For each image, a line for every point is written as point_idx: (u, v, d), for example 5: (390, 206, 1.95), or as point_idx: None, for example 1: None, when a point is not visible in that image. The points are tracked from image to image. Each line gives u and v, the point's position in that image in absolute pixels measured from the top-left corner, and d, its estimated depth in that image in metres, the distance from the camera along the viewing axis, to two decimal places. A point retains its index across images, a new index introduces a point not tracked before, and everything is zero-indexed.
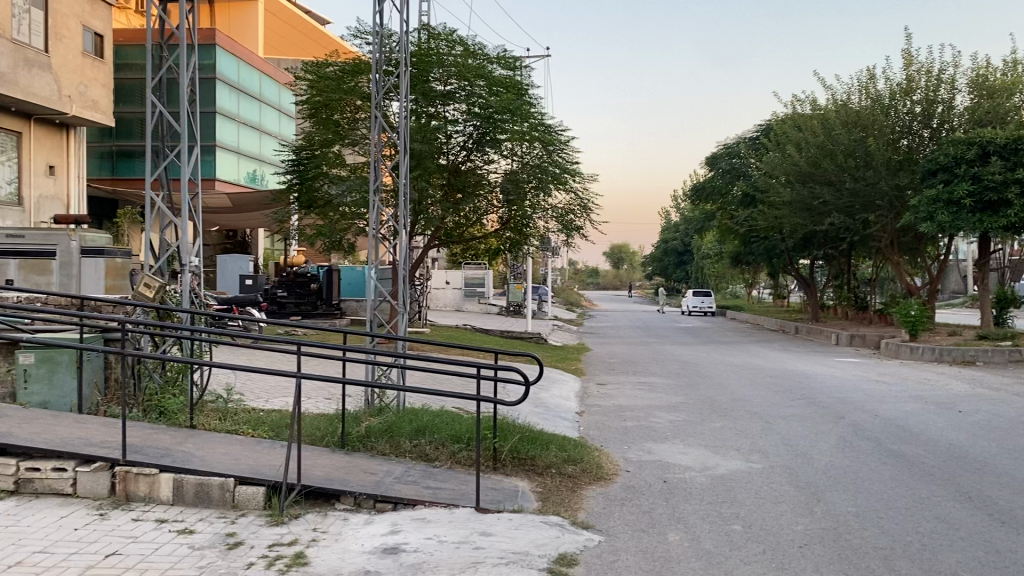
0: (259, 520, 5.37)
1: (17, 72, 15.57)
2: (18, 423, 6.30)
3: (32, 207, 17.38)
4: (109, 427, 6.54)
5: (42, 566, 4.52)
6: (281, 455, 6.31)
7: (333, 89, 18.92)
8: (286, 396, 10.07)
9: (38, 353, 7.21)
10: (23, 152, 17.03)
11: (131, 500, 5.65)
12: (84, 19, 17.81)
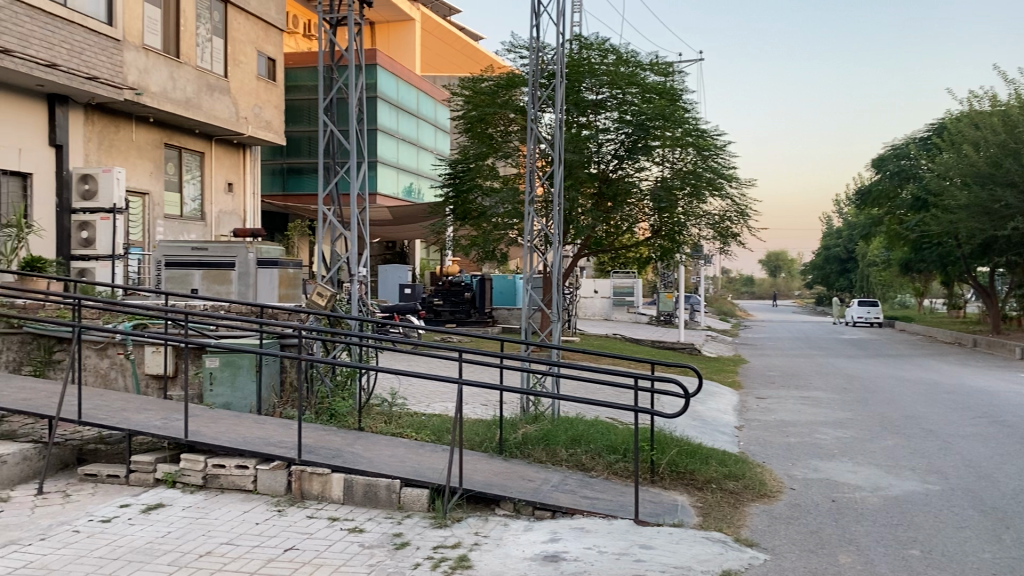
0: (423, 523, 5.54)
1: (202, 97, 16.87)
2: (206, 421, 6.79)
3: (213, 222, 18.73)
4: (286, 427, 6.94)
5: (228, 557, 4.85)
6: (443, 459, 6.49)
7: (487, 103, 19.43)
8: (446, 402, 10.35)
9: (222, 357, 7.78)
10: (206, 171, 18.38)
11: (306, 497, 5.98)
12: (258, 44, 19.06)
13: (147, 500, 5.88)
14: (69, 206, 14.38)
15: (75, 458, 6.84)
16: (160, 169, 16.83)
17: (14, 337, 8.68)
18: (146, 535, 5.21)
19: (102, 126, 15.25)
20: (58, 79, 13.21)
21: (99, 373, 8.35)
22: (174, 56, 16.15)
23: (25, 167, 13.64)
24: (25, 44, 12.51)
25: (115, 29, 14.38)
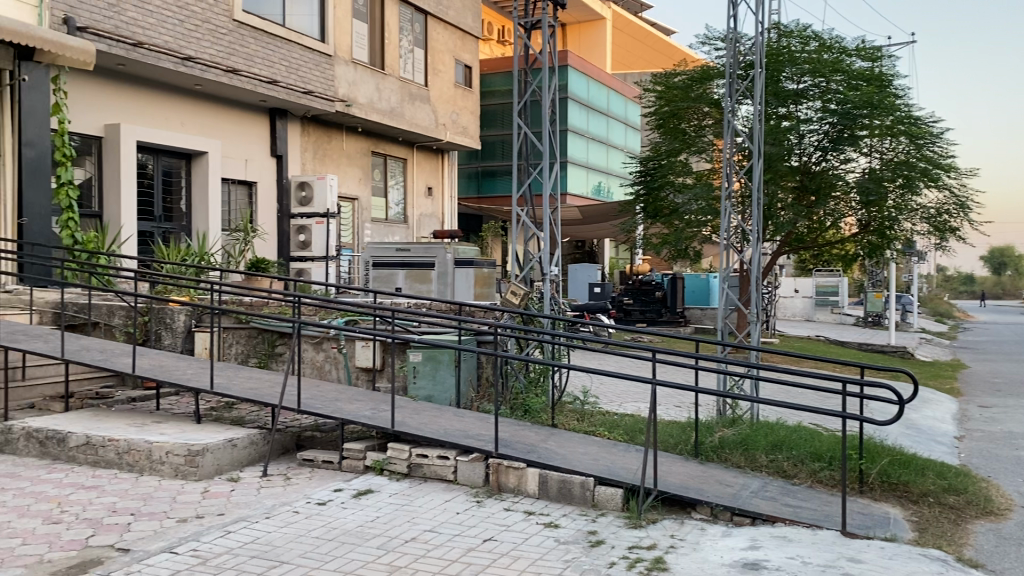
0: (618, 522, 5.52)
1: (404, 105, 17.72)
2: (410, 413, 7.13)
3: (415, 224, 19.61)
4: (483, 421, 7.14)
5: (432, 544, 5.06)
6: (637, 459, 6.43)
7: (681, 98, 19.26)
8: (639, 402, 10.27)
9: (424, 352, 8.18)
10: (407, 175, 19.30)
11: (503, 490, 6.14)
12: (456, 53, 19.79)
13: (358, 486, 6.26)
14: (288, 212, 15.62)
15: (294, 444, 7.41)
16: (367, 175, 17.87)
17: (242, 331, 9.56)
18: (357, 519, 5.54)
19: (316, 137, 16.41)
20: (278, 95, 14.34)
21: (315, 365, 9.02)
22: (380, 68, 17.09)
23: (252, 176, 14.92)
24: (251, 64, 13.69)
25: (328, 45, 15.42)
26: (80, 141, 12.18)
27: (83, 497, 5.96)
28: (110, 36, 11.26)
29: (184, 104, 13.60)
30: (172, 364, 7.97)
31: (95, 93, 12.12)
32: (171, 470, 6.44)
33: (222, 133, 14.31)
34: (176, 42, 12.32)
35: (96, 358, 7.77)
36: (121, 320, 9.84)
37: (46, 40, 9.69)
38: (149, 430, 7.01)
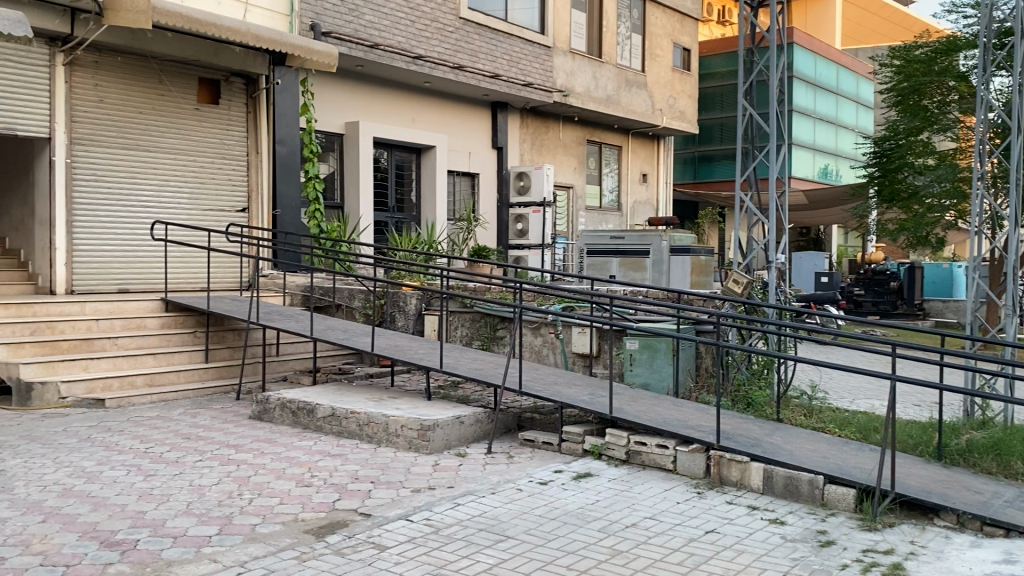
0: (851, 523, 5.24)
1: (621, 92, 17.68)
2: (628, 399, 7.15)
3: (630, 211, 19.56)
4: (704, 411, 7.02)
5: (652, 531, 5.07)
6: (871, 459, 6.05)
7: (922, 73, 17.81)
8: (873, 400, 9.61)
9: (641, 339, 8.16)
10: (622, 163, 19.27)
11: (725, 483, 6.02)
12: (675, 37, 19.47)
13: (578, 468, 6.38)
14: (507, 201, 16.08)
15: (515, 424, 7.66)
16: (583, 164, 18.04)
17: (467, 314, 10.04)
18: (578, 500, 5.65)
19: (534, 127, 16.80)
20: (500, 88, 14.81)
21: (534, 350, 9.29)
22: (597, 57, 17.17)
23: (474, 167, 15.53)
24: (475, 58, 14.22)
25: (547, 37, 15.71)
26: (325, 138, 13.25)
27: (330, 463, 6.52)
28: (350, 39, 12.13)
29: (415, 101, 14.40)
30: (406, 344, 8.50)
31: (337, 94, 13.11)
32: (405, 443, 6.89)
33: (448, 126, 15.01)
34: (408, 42, 13.05)
35: (340, 337, 8.45)
36: (360, 302, 10.66)
37: (297, 45, 10.59)
38: (385, 405, 7.54)
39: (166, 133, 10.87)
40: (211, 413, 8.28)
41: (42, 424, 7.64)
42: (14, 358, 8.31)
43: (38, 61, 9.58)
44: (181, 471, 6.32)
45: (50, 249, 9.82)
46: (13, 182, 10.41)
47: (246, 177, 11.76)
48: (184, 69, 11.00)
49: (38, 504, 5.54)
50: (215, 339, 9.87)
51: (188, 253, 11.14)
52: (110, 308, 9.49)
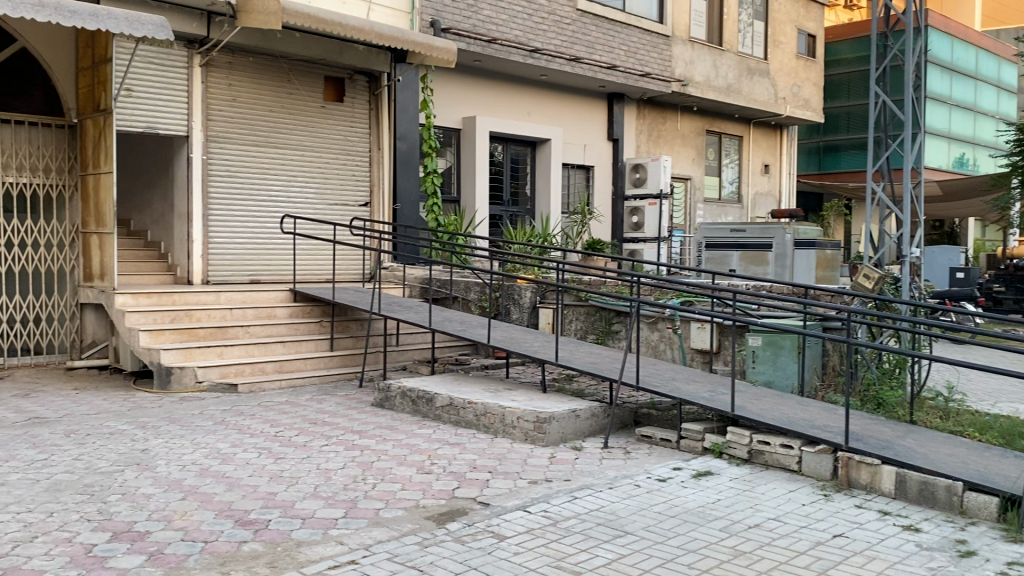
0: (994, 534, 4.94)
1: (742, 81, 17.21)
2: (750, 398, 6.95)
3: (750, 203, 19.03)
4: (830, 411, 6.76)
5: (777, 533, 4.92)
6: (1017, 467, 5.67)
7: None
8: (1016, 402, 9.06)
9: (764, 336, 7.94)
10: (743, 154, 18.78)
11: (854, 486, 5.79)
12: (799, 23, 18.81)
13: (697, 466, 6.27)
14: (623, 193, 15.92)
15: (632, 419, 7.57)
16: (702, 155, 17.67)
17: (582, 308, 10.01)
18: (698, 499, 5.55)
19: (652, 119, 16.58)
20: (617, 79, 14.66)
21: (650, 345, 9.20)
22: (718, 45, 16.77)
23: (590, 160, 15.46)
24: (592, 50, 14.14)
25: (666, 26, 15.46)
26: (443, 133, 13.47)
27: (449, 451, 6.63)
28: (469, 35, 12.28)
29: (531, 95, 14.45)
30: (521, 336, 8.55)
31: (456, 89, 13.30)
32: (522, 434, 6.93)
33: (564, 120, 15.00)
34: (525, 36, 13.09)
35: (457, 328, 8.58)
36: (476, 294, 10.79)
37: (418, 42, 10.78)
38: (502, 396, 7.61)
39: (294, 130, 11.29)
40: (335, 399, 8.57)
41: (181, 406, 8.10)
42: (155, 344, 8.83)
43: (177, 62, 10.14)
44: (309, 455, 6.57)
45: (188, 242, 10.39)
46: (155, 178, 11.07)
47: (368, 172, 12.08)
48: (311, 68, 11.40)
49: (179, 481, 5.88)
50: (339, 328, 10.21)
51: (314, 246, 11.52)
52: (243, 298, 9.94)
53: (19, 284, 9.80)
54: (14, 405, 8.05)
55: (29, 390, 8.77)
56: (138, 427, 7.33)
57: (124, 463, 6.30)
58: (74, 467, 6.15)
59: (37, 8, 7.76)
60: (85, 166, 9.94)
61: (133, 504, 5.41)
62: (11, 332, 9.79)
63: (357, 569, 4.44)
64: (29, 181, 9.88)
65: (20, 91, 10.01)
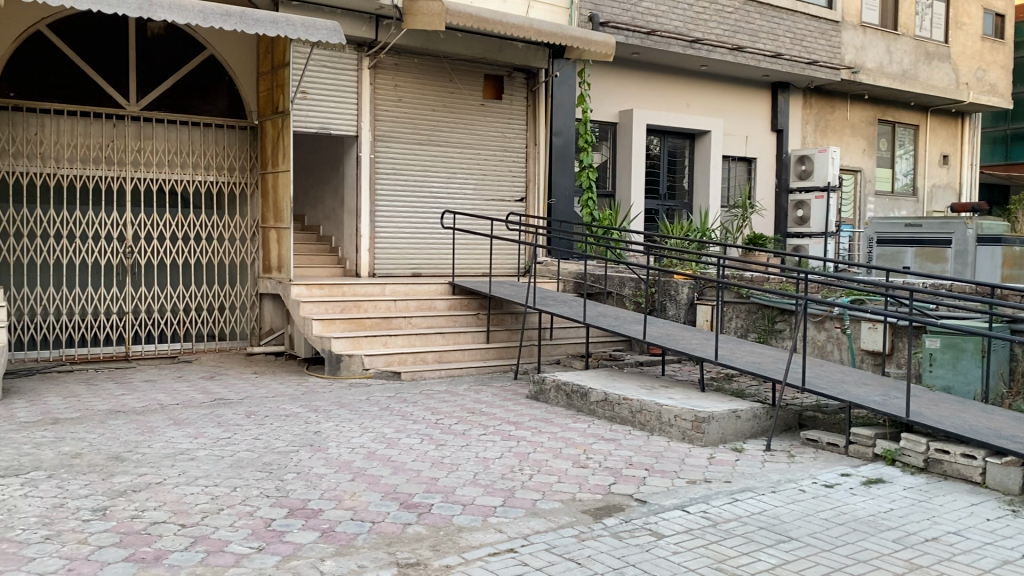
0: None
1: (920, 67, 16.16)
2: (927, 403, 6.52)
3: (927, 196, 17.81)
4: (1020, 421, 6.24)
5: (957, 548, 4.61)
6: None
7: None
8: None
9: (944, 338, 7.45)
10: (920, 144, 17.65)
11: None
12: (985, 2, 17.47)
13: (868, 473, 5.96)
14: (787, 186, 15.30)
15: (796, 422, 7.29)
16: (873, 146, 16.74)
17: (743, 306, 9.76)
18: (869, 507, 5.27)
19: (819, 109, 15.87)
20: (782, 68, 14.13)
21: (817, 345, 8.89)
22: (892, 29, 15.85)
23: (752, 153, 14.98)
24: (755, 39, 13.70)
25: (835, 12, 14.77)
26: (599, 128, 13.45)
27: (605, 447, 6.62)
28: (628, 27, 12.19)
29: (690, 86, 14.17)
30: (677, 333, 8.42)
31: (613, 84, 13.26)
32: (679, 433, 6.82)
33: (725, 111, 14.61)
34: (685, 26, 12.84)
35: (612, 324, 8.55)
36: (631, 290, 10.70)
37: (576, 37, 10.76)
38: (659, 393, 7.52)
39: (455, 128, 11.59)
40: (492, 390, 8.74)
41: (349, 392, 8.52)
42: (327, 332, 9.34)
43: (348, 65, 10.64)
44: (468, 443, 6.74)
45: (357, 236, 10.89)
46: (327, 176, 11.69)
47: (524, 168, 12.24)
48: (472, 67, 11.66)
49: (348, 463, 6.19)
50: (496, 321, 10.40)
51: (474, 241, 11.79)
52: (406, 290, 10.34)
53: (207, 274, 10.60)
54: (202, 386, 8.74)
55: (214, 373, 9.49)
56: (310, 410, 7.77)
57: (299, 443, 6.69)
58: (254, 445, 6.59)
59: (224, 18, 8.31)
60: (265, 165, 10.62)
61: (307, 483, 5.74)
62: (200, 318, 10.63)
63: (516, 557, 4.52)
64: (216, 180, 10.68)
65: (208, 95, 10.75)
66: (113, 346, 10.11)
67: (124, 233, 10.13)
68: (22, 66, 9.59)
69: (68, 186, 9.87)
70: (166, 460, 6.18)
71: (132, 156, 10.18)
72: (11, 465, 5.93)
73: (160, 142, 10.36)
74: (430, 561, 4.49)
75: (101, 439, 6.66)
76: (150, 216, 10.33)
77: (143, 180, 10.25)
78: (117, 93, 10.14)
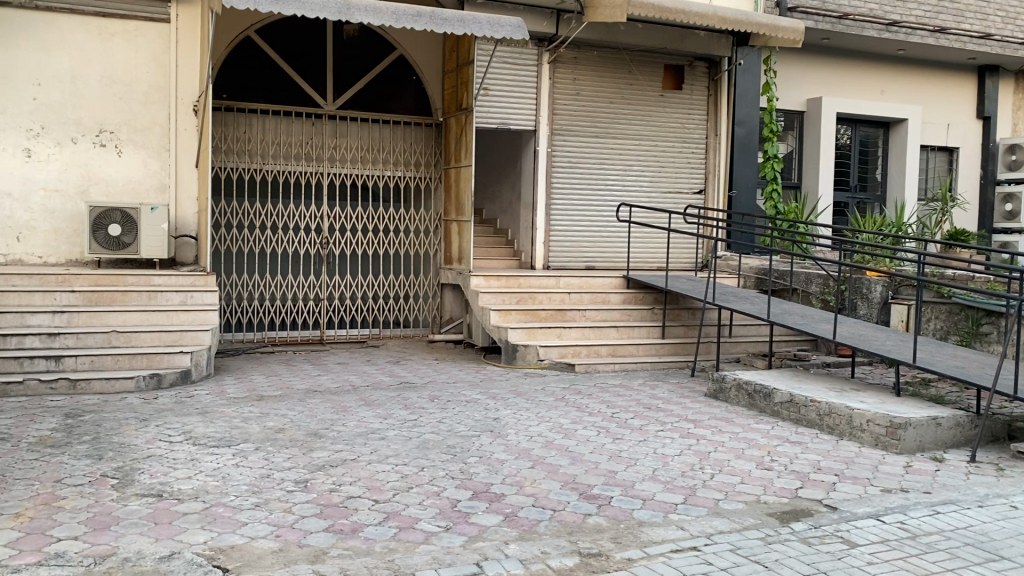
0: None
1: None
2: None
3: None
4: None
5: None
6: None
7: None
8: None
9: None
10: None
11: None
12: None
13: None
14: (994, 178, 14.13)
15: (1006, 433, 6.73)
16: None
17: (943, 306, 9.15)
18: None
19: None
20: (992, 49, 13.02)
21: None
22: None
23: (954, 142, 13.94)
24: (961, 19, 12.71)
25: None
26: (785, 117, 12.97)
27: (790, 450, 6.39)
28: (818, 12, 11.65)
29: (886, 71, 13.35)
30: (870, 333, 7.98)
31: (800, 71, 12.74)
32: (872, 439, 6.48)
33: (924, 97, 13.66)
34: (882, 8, 12.09)
35: (798, 322, 8.22)
36: (817, 286, 10.24)
37: (763, 24, 10.42)
38: (849, 396, 7.17)
39: (632, 120, 11.50)
40: (669, 386, 8.64)
41: (526, 381, 8.67)
42: (504, 322, 9.59)
43: (529, 60, 10.81)
44: (646, 439, 6.69)
45: (533, 229, 11.05)
46: (505, 170, 11.93)
47: (704, 159, 11.98)
48: (652, 58, 11.51)
49: (528, 451, 6.31)
50: (672, 317, 10.25)
51: (649, 234, 11.68)
52: (580, 284, 10.34)
53: (393, 265, 11.12)
54: (388, 370, 9.18)
55: (399, 358, 9.94)
56: (489, 397, 7.99)
57: (480, 429, 6.89)
58: (439, 428, 6.85)
59: (416, 18, 8.64)
60: (448, 160, 10.98)
61: (490, 467, 5.91)
62: (387, 306, 11.18)
63: (700, 556, 4.45)
64: (402, 175, 11.18)
65: (396, 95, 11.22)
66: (310, 331, 10.81)
67: (321, 224, 10.79)
68: (233, 70, 10.41)
69: (272, 180, 10.61)
70: (359, 438, 6.54)
71: (327, 152, 10.83)
72: (224, 436, 6.47)
73: (353, 139, 10.98)
74: (613, 553, 4.50)
75: (300, 416, 7.14)
76: (343, 209, 10.93)
77: (337, 175, 10.87)
78: (316, 94, 10.78)
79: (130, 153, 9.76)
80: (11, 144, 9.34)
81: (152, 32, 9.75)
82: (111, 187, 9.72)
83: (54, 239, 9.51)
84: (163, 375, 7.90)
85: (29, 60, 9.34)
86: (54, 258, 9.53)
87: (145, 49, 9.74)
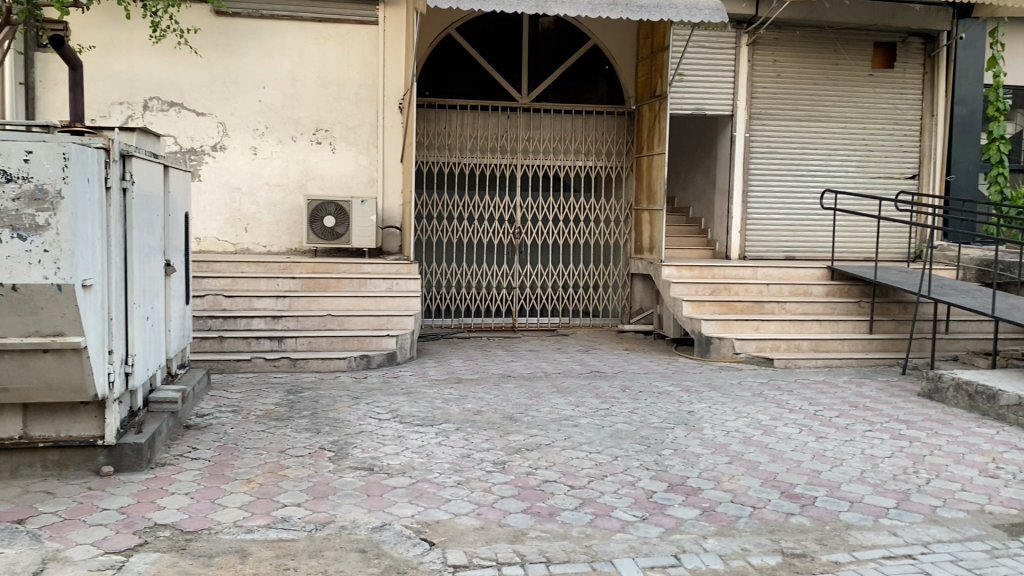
0: None
1: None
2: None
3: None
4: None
5: None
6: None
7: None
8: None
9: None
10: None
11: None
12: None
13: None
14: None
15: None
16: None
17: None
18: None
19: None
20: None
21: None
22: None
23: None
24: None
25: None
26: (1014, 93, 11.84)
27: (1019, 457, 5.85)
28: None
29: None
30: None
31: None
32: None
33: None
34: None
35: None
36: None
37: None
38: None
39: (838, 102, 10.91)
40: (876, 385, 8.15)
41: (721, 375, 8.48)
42: (697, 314, 9.40)
43: (726, 44, 10.51)
44: (852, 439, 6.35)
45: (728, 218, 10.78)
46: (699, 158, 11.69)
47: (918, 142, 11.16)
48: (860, 36, 10.85)
49: (725, 446, 6.17)
50: (881, 310, 9.65)
51: (855, 223, 11.05)
52: (779, 274, 10.03)
53: (584, 255, 11.22)
54: (579, 358, 9.28)
55: (590, 347, 10.01)
56: (682, 390, 7.88)
57: (674, 421, 6.82)
58: (631, 419, 6.85)
59: (612, 6, 8.66)
60: (641, 149, 10.90)
61: (685, 460, 5.84)
62: (577, 295, 11.31)
63: (916, 565, 4.19)
64: (594, 165, 11.22)
65: (590, 85, 11.27)
66: (502, 318, 11.13)
67: (514, 215, 11.03)
68: (435, 68, 10.87)
69: (468, 173, 10.99)
70: (553, 424, 6.66)
71: (522, 144, 11.06)
72: (426, 416, 6.80)
73: (547, 131, 11.16)
74: (818, 555, 4.33)
75: (496, 400, 7.38)
76: (536, 200, 11.12)
77: (530, 166, 11.07)
78: (512, 88, 11.03)
79: (343, 149, 10.43)
80: (241, 143, 10.25)
81: (361, 34, 10.34)
82: (325, 181, 10.43)
83: (276, 229, 10.35)
84: (372, 356, 8.42)
85: (255, 66, 10.20)
86: (276, 247, 10.37)
87: (355, 50, 10.35)
